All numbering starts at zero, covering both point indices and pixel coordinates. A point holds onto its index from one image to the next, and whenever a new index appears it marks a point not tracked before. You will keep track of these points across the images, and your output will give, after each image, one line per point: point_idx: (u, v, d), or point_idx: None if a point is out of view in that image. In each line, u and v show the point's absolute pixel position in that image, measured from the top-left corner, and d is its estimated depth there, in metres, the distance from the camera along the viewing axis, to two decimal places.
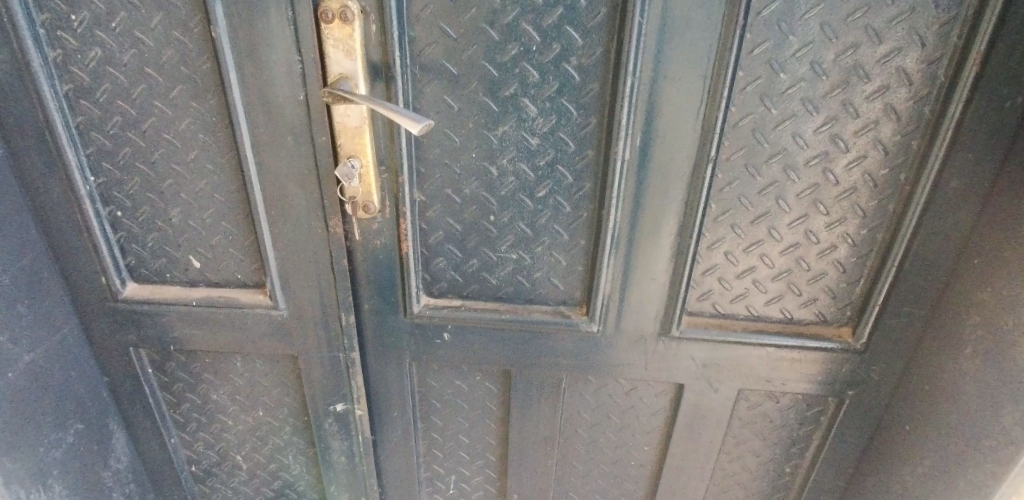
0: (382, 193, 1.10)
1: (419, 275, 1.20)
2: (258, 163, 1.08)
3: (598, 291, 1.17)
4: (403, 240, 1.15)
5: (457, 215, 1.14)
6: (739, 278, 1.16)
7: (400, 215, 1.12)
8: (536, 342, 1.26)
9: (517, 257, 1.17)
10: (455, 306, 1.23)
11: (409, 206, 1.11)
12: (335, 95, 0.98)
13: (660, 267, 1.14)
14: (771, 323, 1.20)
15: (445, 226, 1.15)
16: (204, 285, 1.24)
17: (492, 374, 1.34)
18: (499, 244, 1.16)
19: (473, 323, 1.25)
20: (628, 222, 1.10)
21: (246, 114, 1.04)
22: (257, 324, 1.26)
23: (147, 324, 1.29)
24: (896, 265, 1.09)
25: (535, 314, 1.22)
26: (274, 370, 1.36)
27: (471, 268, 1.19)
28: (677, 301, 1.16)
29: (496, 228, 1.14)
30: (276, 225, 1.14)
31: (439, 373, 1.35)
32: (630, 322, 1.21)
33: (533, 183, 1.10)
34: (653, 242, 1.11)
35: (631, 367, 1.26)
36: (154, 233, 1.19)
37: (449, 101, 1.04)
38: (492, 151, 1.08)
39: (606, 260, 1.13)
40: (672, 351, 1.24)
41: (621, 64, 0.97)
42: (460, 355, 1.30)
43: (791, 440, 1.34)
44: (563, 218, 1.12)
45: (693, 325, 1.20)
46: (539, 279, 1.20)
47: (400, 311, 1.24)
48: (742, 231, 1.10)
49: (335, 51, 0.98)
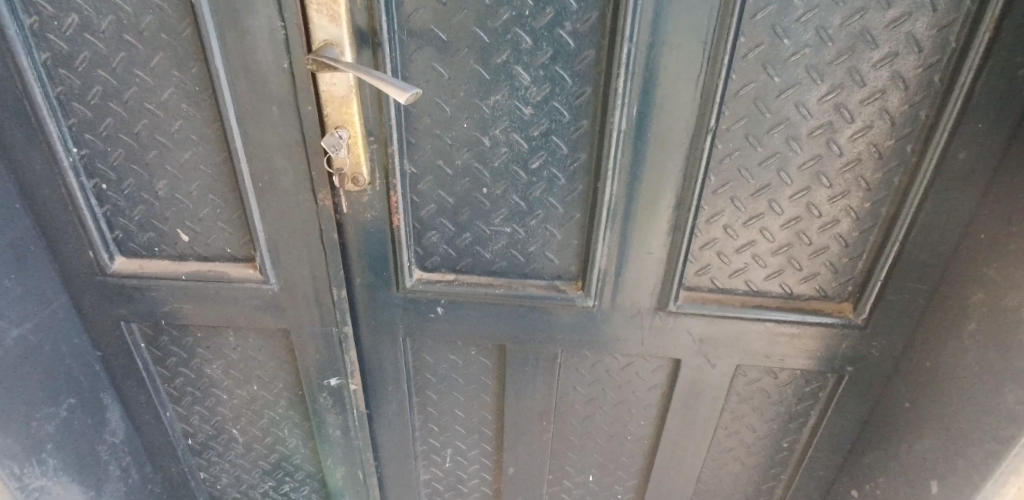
0: (371, 164, 1.07)
1: (412, 249, 1.18)
2: (244, 134, 1.05)
3: (596, 266, 1.15)
4: (394, 212, 1.12)
5: (449, 187, 1.11)
6: (739, 252, 1.13)
7: (392, 187, 1.09)
8: (531, 317, 1.24)
9: (511, 232, 1.15)
10: (449, 280, 1.21)
11: (400, 178, 1.09)
12: (320, 62, 0.94)
13: (658, 241, 1.11)
14: (770, 298, 1.18)
15: (437, 199, 1.12)
16: (193, 259, 1.22)
17: (487, 350, 1.33)
18: (492, 218, 1.13)
19: (467, 298, 1.23)
20: (625, 195, 1.07)
21: (230, 83, 1.00)
22: (248, 299, 1.25)
23: (138, 299, 1.27)
24: (901, 238, 1.06)
25: (530, 290, 1.20)
26: (267, 344, 1.35)
27: (464, 242, 1.17)
28: (675, 276, 1.14)
29: (490, 201, 1.12)
30: (264, 198, 1.11)
31: (434, 347, 1.34)
32: (627, 297, 1.18)
33: (526, 154, 1.06)
34: (651, 217, 1.09)
35: (627, 342, 1.25)
36: (140, 206, 1.17)
37: (439, 69, 1.01)
38: (484, 121, 1.04)
39: (602, 235, 1.10)
40: (669, 326, 1.22)
41: (617, 30, 0.93)
42: (455, 330, 1.28)
43: (788, 415, 1.33)
44: (558, 192, 1.09)
45: (691, 300, 1.18)
46: (533, 253, 1.17)
47: (393, 284, 1.22)
48: (743, 204, 1.07)
49: (320, 16, 0.94)
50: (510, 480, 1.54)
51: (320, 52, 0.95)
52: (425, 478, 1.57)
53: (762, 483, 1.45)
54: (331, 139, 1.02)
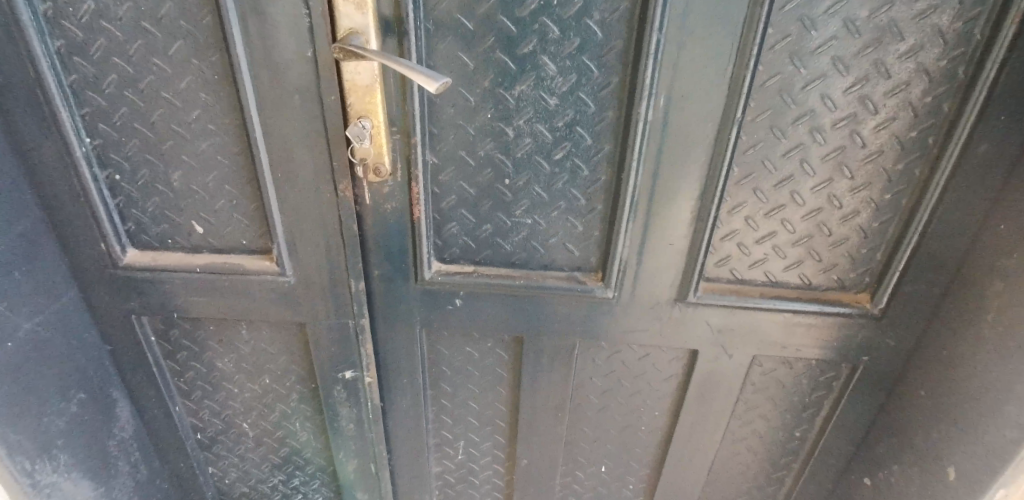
0: (393, 155, 1.06)
1: (431, 241, 1.17)
2: (264, 124, 1.03)
3: (617, 258, 1.15)
4: (415, 204, 1.11)
5: (471, 179, 1.10)
6: (759, 243, 1.14)
7: (413, 178, 1.08)
8: (550, 309, 1.24)
9: (532, 223, 1.14)
10: (467, 272, 1.21)
11: (421, 168, 1.08)
12: (346, 50, 0.93)
13: (680, 233, 1.11)
14: (788, 289, 1.18)
15: (458, 190, 1.12)
16: (207, 252, 1.21)
17: (504, 342, 1.33)
18: (514, 209, 1.13)
19: (486, 290, 1.22)
20: (648, 187, 1.07)
21: (251, 72, 0.99)
22: (263, 291, 1.23)
23: (150, 292, 1.25)
24: (921, 229, 1.07)
25: (549, 282, 1.20)
26: (281, 337, 1.34)
27: (484, 234, 1.17)
28: (695, 268, 1.15)
29: (511, 193, 1.11)
30: (283, 189, 1.10)
31: (450, 340, 1.33)
32: (647, 289, 1.19)
33: (550, 145, 1.06)
34: (673, 208, 1.09)
35: (645, 333, 1.25)
36: (154, 198, 1.15)
37: (464, 59, 1.00)
38: (508, 111, 1.04)
39: (624, 226, 1.10)
40: (688, 318, 1.22)
41: (646, 19, 0.93)
42: (472, 322, 1.28)
43: (802, 405, 1.34)
44: (581, 183, 1.09)
45: (710, 291, 1.19)
46: (554, 245, 1.17)
47: (411, 276, 1.21)
48: (765, 195, 1.08)
49: (345, 4, 0.92)
50: (523, 472, 1.54)
51: (349, 37, 0.94)
52: (436, 470, 1.57)
53: (773, 472, 1.46)
54: (355, 130, 1.01)
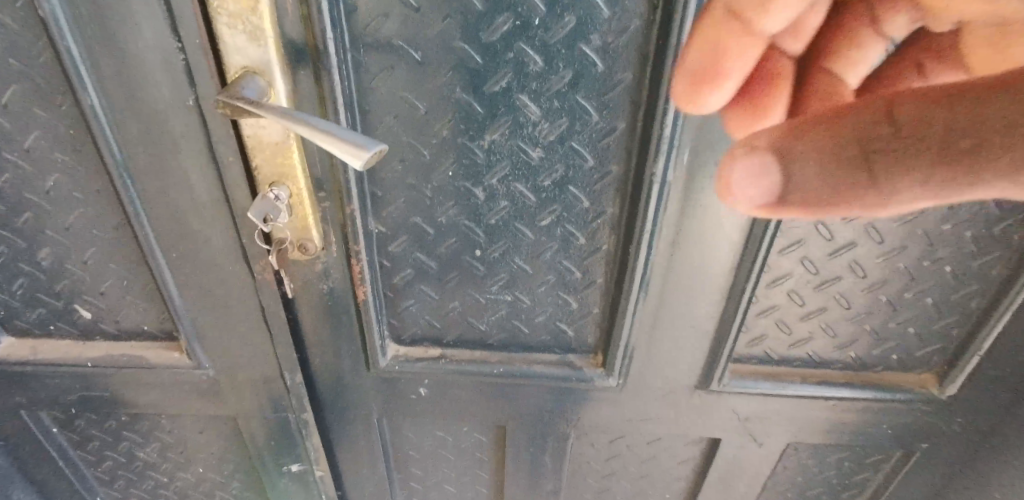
0: (323, 226, 0.79)
1: (383, 324, 0.91)
2: (144, 192, 0.76)
3: (623, 341, 0.90)
4: (358, 283, 0.85)
5: (431, 250, 0.84)
6: (803, 320, 0.90)
7: (354, 254, 0.82)
8: (538, 396, 1.00)
9: (513, 299, 0.89)
10: (433, 358, 0.95)
11: (363, 241, 0.81)
12: (235, 108, 0.63)
13: (703, 310, 0.87)
14: (834, 370, 0.95)
15: (416, 263, 0.86)
16: (101, 340, 0.94)
17: (483, 427, 1.08)
18: (489, 284, 0.87)
19: (458, 378, 0.97)
20: (665, 258, 0.82)
21: (115, 127, 0.70)
22: (177, 383, 0.98)
23: (35, 386, 0.98)
24: (1013, 305, 0.83)
25: (537, 367, 0.96)
26: (211, 426, 1.08)
27: (453, 312, 0.91)
28: (720, 350, 0.91)
29: (485, 267, 0.85)
30: (183, 270, 0.83)
31: (417, 426, 1.09)
32: (660, 373, 0.95)
33: (533, 208, 0.79)
34: (695, 283, 0.84)
35: (655, 422, 1.02)
36: (21, 279, 0.88)
37: (412, 100, 0.71)
38: (476, 168, 0.76)
39: (632, 305, 0.86)
40: (711, 405, 0.99)
41: (666, 46, 0.65)
42: (443, 409, 1.03)
43: (841, 486, 1.12)
44: (575, 254, 0.83)
45: (739, 375, 0.95)
46: (542, 323, 0.92)
47: (362, 363, 0.96)
48: (815, 265, 0.83)
49: (233, 33, 0.63)
50: None
51: (235, 103, 0.63)
52: None
53: None
54: (260, 212, 0.73)
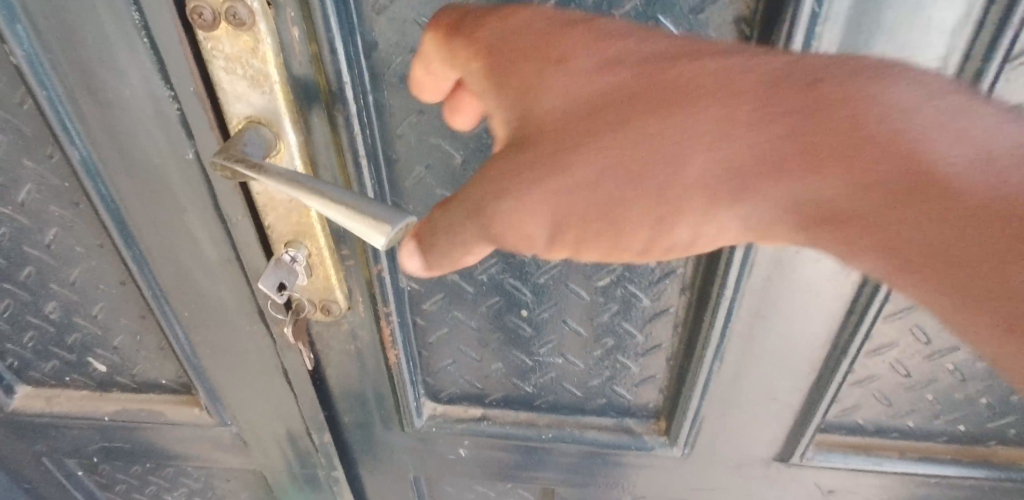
0: (348, 284, 0.69)
1: (417, 384, 0.81)
2: (146, 251, 0.67)
3: (688, 411, 0.78)
4: (388, 346, 0.74)
5: (471, 309, 0.73)
6: (908, 391, 0.74)
7: (383, 316, 0.71)
8: (591, 460, 0.89)
9: (563, 361, 0.78)
10: (472, 418, 0.85)
11: (392, 303, 0.70)
12: (236, 172, 0.52)
13: (786, 381, 0.74)
14: (939, 444, 0.80)
15: (453, 322, 0.75)
16: (118, 393, 0.87)
17: (529, 485, 0.98)
18: (536, 346, 0.76)
19: (501, 440, 0.87)
20: (746, 326, 0.68)
21: (109, 184, 0.61)
22: (199, 438, 0.91)
23: (56, 436, 0.93)
24: None
25: (591, 431, 0.84)
26: (238, 475, 1.01)
27: (495, 372, 0.80)
28: (804, 419, 0.78)
29: (532, 328, 0.74)
30: (196, 330, 0.74)
31: (455, 484, 0.99)
32: (731, 440, 0.83)
33: (591, 268, 0.67)
34: (781, 353, 0.71)
35: (725, 490, 0.90)
36: (32, 332, 0.81)
37: (445, 148, 0.60)
38: None
39: (704, 375, 0.73)
40: (790, 475, 0.86)
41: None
42: (484, 468, 0.93)
43: None
44: (638, 318, 0.71)
45: (826, 447, 0.82)
46: (597, 387, 0.80)
47: (395, 421, 0.87)
48: (930, 334, 0.67)
49: (232, 79, 0.52)
50: None
51: (243, 165, 0.51)
52: None
53: None
54: (274, 281, 0.61)
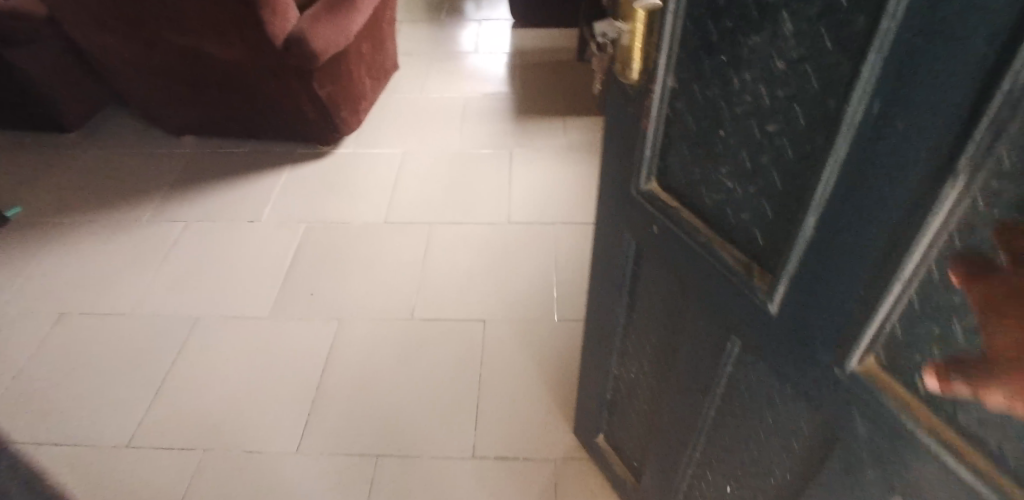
0: (640, 63, 1.09)
1: (650, 156, 1.20)
2: None
3: (772, 253, 1.03)
4: (648, 111, 1.12)
5: (696, 114, 1.08)
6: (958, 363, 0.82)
7: (649, 92, 1.10)
8: (706, 281, 1.19)
9: (731, 189, 1.08)
10: (670, 203, 1.21)
11: (656, 100, 1.10)
12: None
13: (837, 273, 0.88)
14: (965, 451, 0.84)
15: (684, 136, 1.14)
16: None
17: (699, 319, 1.27)
18: (720, 163, 1.08)
19: (679, 234, 1.20)
20: (844, 195, 0.82)
21: None
22: None
23: None
24: None
25: (716, 259, 1.13)
26: None
27: (694, 176, 1.15)
28: (859, 325, 0.90)
29: (723, 142, 1.05)
30: None
31: (662, 263, 1.30)
32: (805, 323, 0.99)
33: (766, 109, 0.95)
34: (871, 242, 0.82)
35: (796, 368, 1.07)
36: None
37: None
38: (700, 75, 1.03)
39: (802, 243, 0.91)
40: (837, 388, 1.00)
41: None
42: (660, 271, 1.34)
43: None
44: (784, 166, 0.95)
45: (874, 374, 0.93)
46: (739, 220, 1.09)
47: (628, 182, 1.28)
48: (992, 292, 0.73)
49: None
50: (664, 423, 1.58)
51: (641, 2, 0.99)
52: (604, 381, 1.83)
53: None
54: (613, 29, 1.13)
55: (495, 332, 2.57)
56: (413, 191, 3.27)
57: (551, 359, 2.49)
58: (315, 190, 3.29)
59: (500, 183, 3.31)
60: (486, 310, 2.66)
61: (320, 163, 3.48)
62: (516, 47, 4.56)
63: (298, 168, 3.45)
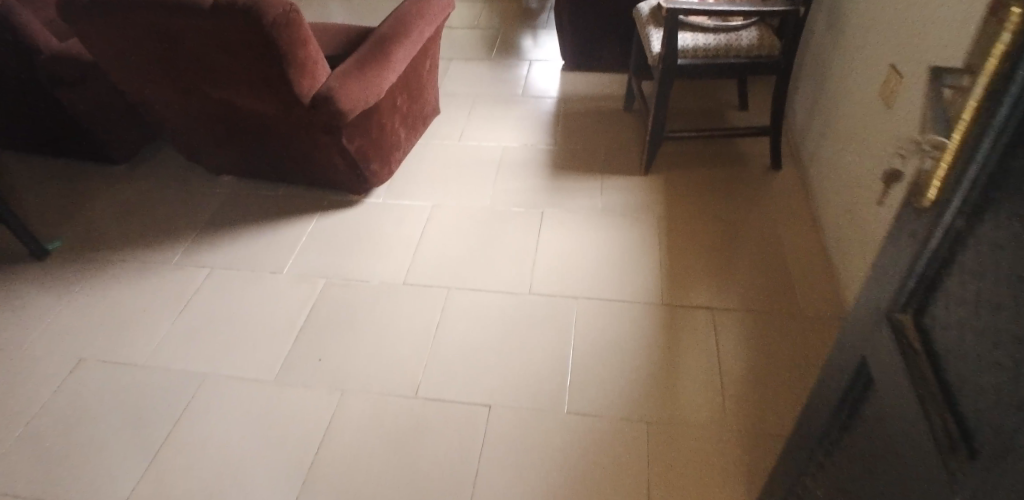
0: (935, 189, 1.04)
1: (912, 291, 1.14)
2: None
3: (995, 429, 0.94)
4: (925, 241, 1.07)
5: (969, 265, 1.00)
6: None
7: (937, 225, 1.04)
8: (917, 433, 1.11)
9: (973, 347, 1.00)
10: (910, 342, 1.15)
11: (938, 235, 1.05)
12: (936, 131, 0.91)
13: None
14: None
15: (947, 281, 1.06)
16: None
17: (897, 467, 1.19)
18: (973, 323, 0.99)
19: (909, 374, 1.13)
20: None
21: None
22: None
23: None
24: None
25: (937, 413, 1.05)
26: None
27: (946, 327, 1.07)
28: None
29: (980, 301, 0.97)
30: None
31: (887, 403, 1.21)
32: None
33: None
34: None
35: None
36: None
37: None
38: (983, 228, 0.96)
39: None
40: None
41: None
42: (882, 406, 1.25)
43: None
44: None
45: None
46: (971, 382, 1.01)
47: (881, 305, 1.23)
48: None
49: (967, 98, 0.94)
50: None
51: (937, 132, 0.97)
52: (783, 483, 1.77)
53: None
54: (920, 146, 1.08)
55: (496, 423, 2.44)
56: (436, 250, 3.18)
57: (587, 458, 2.33)
58: (339, 243, 3.25)
59: (526, 247, 3.17)
60: (490, 394, 2.54)
61: (349, 212, 3.43)
62: (563, 92, 4.40)
63: (325, 218, 3.40)
